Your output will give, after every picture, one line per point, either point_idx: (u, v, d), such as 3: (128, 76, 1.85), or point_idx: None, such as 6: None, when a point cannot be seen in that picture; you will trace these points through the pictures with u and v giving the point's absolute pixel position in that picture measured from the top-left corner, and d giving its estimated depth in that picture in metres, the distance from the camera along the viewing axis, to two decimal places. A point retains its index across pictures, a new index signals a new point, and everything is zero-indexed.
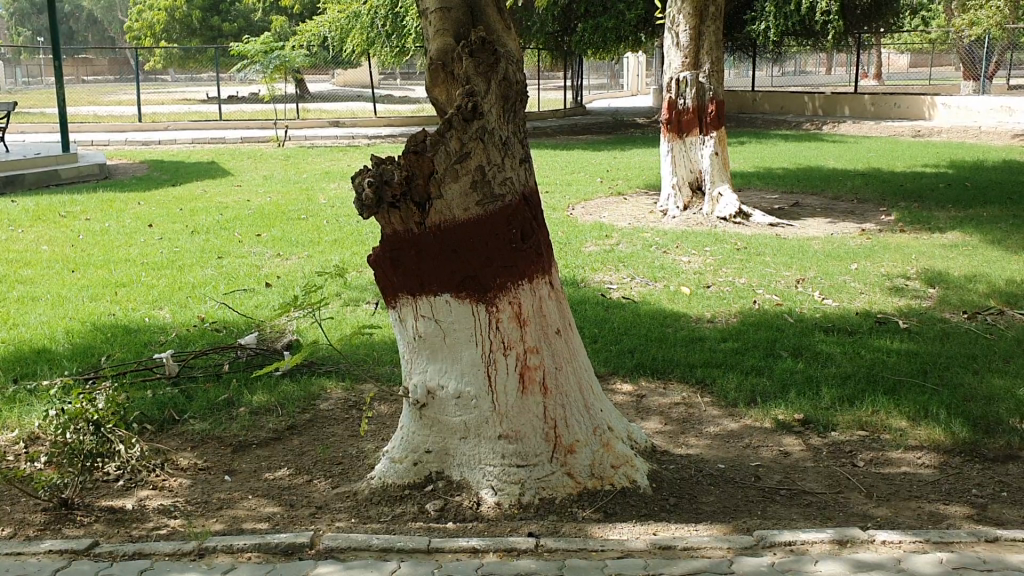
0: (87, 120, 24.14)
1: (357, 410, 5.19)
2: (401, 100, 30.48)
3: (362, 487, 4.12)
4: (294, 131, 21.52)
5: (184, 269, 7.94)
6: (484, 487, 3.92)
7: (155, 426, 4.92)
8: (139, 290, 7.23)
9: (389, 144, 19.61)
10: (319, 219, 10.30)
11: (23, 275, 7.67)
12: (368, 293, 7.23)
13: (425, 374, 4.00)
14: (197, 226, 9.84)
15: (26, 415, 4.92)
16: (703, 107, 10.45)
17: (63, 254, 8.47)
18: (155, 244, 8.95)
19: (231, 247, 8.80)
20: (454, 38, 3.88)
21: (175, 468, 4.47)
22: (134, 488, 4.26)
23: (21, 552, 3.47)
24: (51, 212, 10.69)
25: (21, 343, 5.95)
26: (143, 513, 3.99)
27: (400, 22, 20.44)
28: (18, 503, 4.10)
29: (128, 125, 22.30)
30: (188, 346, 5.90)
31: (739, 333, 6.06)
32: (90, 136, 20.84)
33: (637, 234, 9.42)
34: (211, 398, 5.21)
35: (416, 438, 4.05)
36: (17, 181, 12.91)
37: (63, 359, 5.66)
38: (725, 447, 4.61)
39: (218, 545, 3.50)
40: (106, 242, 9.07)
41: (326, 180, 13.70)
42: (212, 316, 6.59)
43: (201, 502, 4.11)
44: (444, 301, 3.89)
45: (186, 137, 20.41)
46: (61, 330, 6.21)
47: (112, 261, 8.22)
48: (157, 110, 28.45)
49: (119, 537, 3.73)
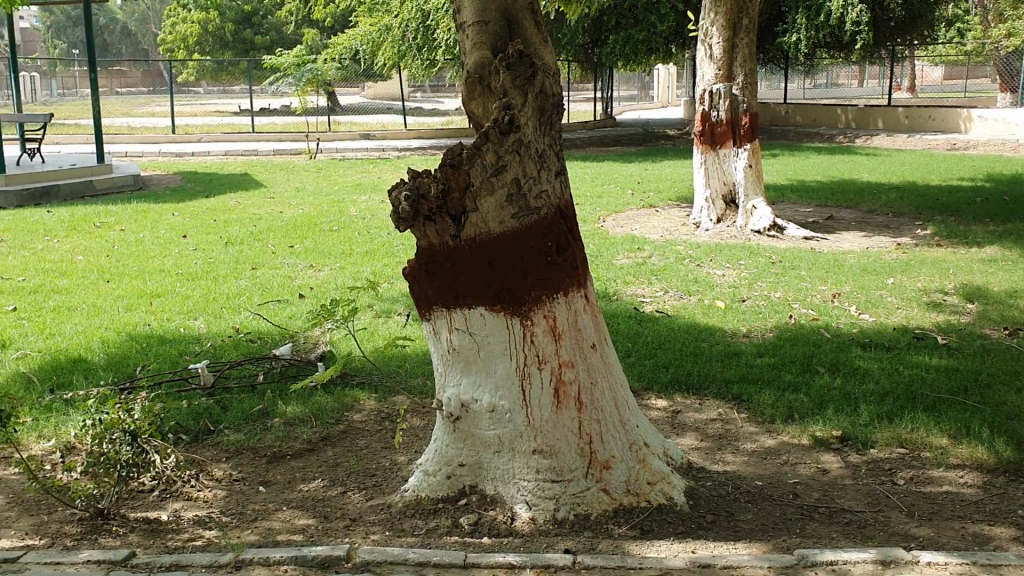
0: (121, 131, 24.46)
1: (390, 422, 5.18)
2: (431, 112, 30.63)
3: (395, 500, 4.11)
4: (326, 143, 21.67)
5: (218, 280, 7.99)
6: (519, 502, 3.89)
7: (190, 437, 4.94)
8: (174, 300, 7.29)
9: (419, 156, 19.68)
10: (350, 230, 10.35)
11: (59, 285, 7.76)
12: (399, 305, 7.24)
13: (459, 387, 3.99)
14: (230, 237, 9.92)
15: (64, 424, 4.96)
16: (737, 119, 10.36)
17: (98, 264, 8.57)
18: (189, 255, 9.03)
19: (264, 259, 8.85)
20: (491, 51, 3.87)
21: (210, 479, 4.48)
22: (168, 498, 4.27)
23: (59, 563, 3.48)
24: (87, 223, 10.82)
25: (58, 353, 6.01)
26: (178, 524, 4.00)
27: (431, 35, 20.50)
28: (54, 512, 4.14)
29: (162, 137, 22.56)
30: (223, 357, 5.94)
31: (775, 348, 5.99)
32: (125, 147, 21.10)
33: (670, 246, 9.36)
34: (245, 408, 5.23)
35: (449, 451, 4.04)
36: (52, 192, 13.08)
37: (99, 369, 5.71)
38: (763, 464, 4.55)
39: (256, 557, 3.50)
40: (141, 252, 9.15)
41: (357, 191, 13.76)
42: (246, 326, 6.63)
43: (236, 513, 4.11)
44: (478, 314, 3.87)
45: (219, 149, 20.63)
46: (98, 339, 6.26)
47: (146, 272, 8.29)
48: (190, 122, 28.78)
49: (155, 548, 3.73)
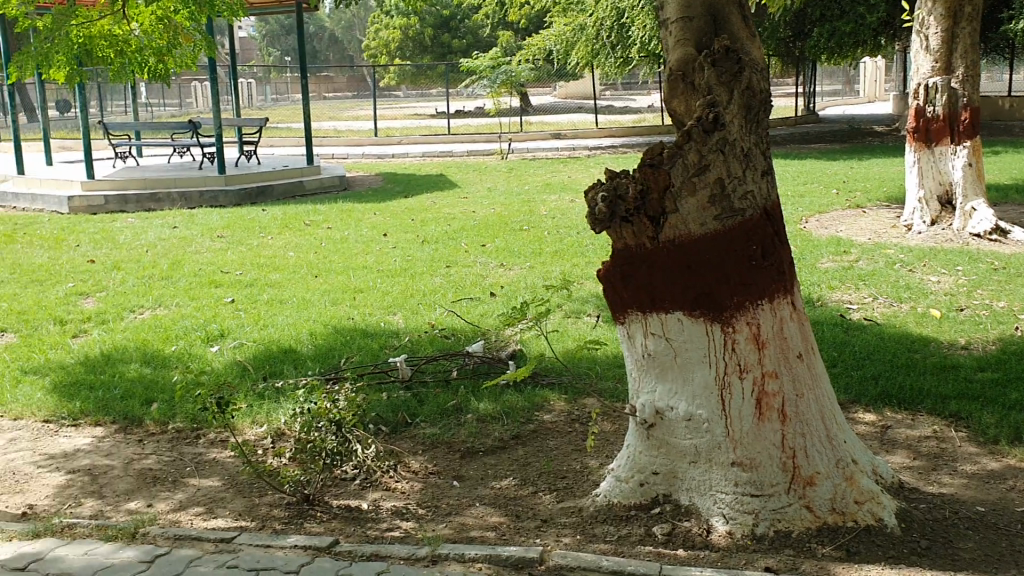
0: (328, 134, 25.82)
1: (582, 424, 5.14)
2: (624, 111, 30.52)
3: (587, 504, 4.06)
4: (518, 143, 22.01)
5: (415, 277, 8.24)
6: (715, 515, 3.75)
7: (388, 429, 5.10)
8: (374, 296, 7.58)
9: (611, 155, 19.62)
10: (542, 230, 10.43)
11: (271, 279, 8.25)
12: (591, 305, 7.20)
13: (654, 394, 3.90)
14: (427, 236, 10.23)
15: (274, 411, 5.25)
16: (956, 115, 9.69)
17: (306, 260, 9.04)
18: (389, 253, 9.38)
19: (458, 257, 9.05)
20: (695, 48, 3.75)
21: (407, 471, 4.60)
22: (368, 488, 4.42)
23: (270, 545, 3.67)
24: (297, 221, 11.46)
25: (270, 343, 6.38)
26: (378, 513, 4.13)
27: (626, 33, 20.37)
28: (265, 495, 4.38)
29: (365, 139, 23.64)
30: (419, 351, 6.10)
31: (999, 362, 5.52)
32: (331, 149, 22.25)
33: (878, 250, 8.84)
34: (440, 403, 5.35)
35: (643, 458, 3.95)
36: (267, 192, 13.95)
37: (306, 359, 6.00)
38: (984, 488, 4.19)
39: (452, 552, 3.55)
40: (345, 249, 9.59)
41: (549, 191, 13.86)
42: (441, 323, 6.79)
43: (432, 506, 4.20)
44: (676, 319, 3.76)
45: (417, 150, 21.37)
46: (305, 331, 6.60)
47: (349, 268, 8.66)
48: (391, 125, 30.02)
49: (357, 537, 3.87)
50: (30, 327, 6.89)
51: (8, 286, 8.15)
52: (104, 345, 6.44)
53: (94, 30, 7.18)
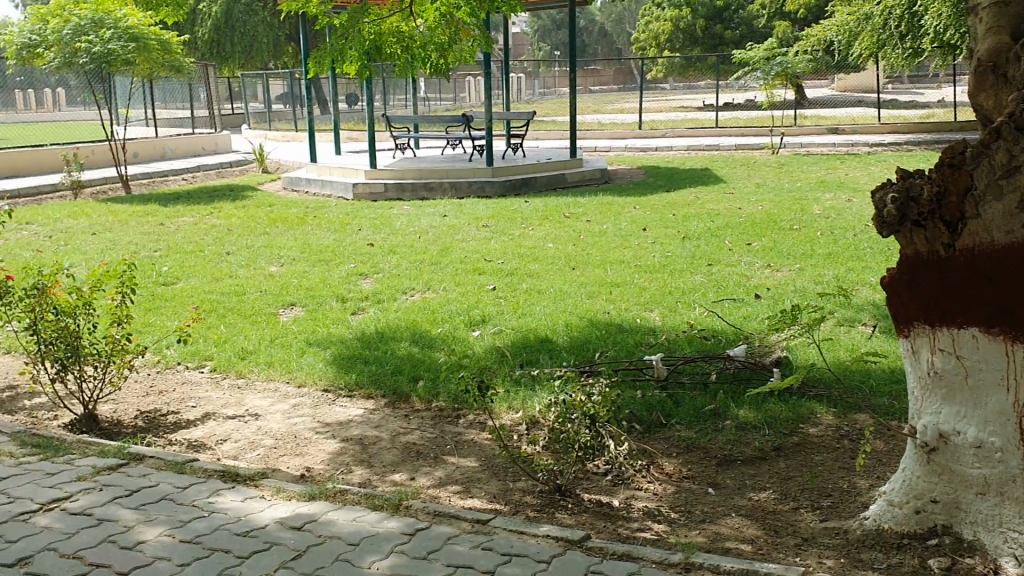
0: (593, 127, 26.09)
1: (850, 441, 4.81)
2: (909, 105, 28.44)
3: (854, 527, 3.79)
4: (789, 139, 21.12)
5: (676, 274, 8.10)
6: (1004, 555, 3.37)
7: (643, 427, 5.04)
8: (633, 291, 7.53)
9: (892, 152, 18.34)
10: (812, 230, 9.91)
11: (532, 269, 8.43)
12: (864, 314, 6.74)
13: (938, 416, 3.56)
14: (689, 232, 10.04)
15: (530, 399, 5.34)
16: None
17: (567, 252, 9.16)
18: (649, 248, 9.30)
19: (721, 256, 8.80)
20: (1011, 36, 3.37)
21: (660, 472, 4.52)
22: (621, 485, 4.38)
23: (524, 532, 3.73)
24: (559, 212, 11.65)
25: (529, 331, 6.51)
26: (629, 512, 4.09)
27: (918, 22, 18.92)
28: (520, 480, 4.46)
29: (629, 132, 23.65)
30: (677, 351, 5.98)
31: None
32: (595, 142, 22.46)
33: None
34: (698, 405, 5.21)
35: (921, 484, 3.62)
36: (532, 183, 14.29)
37: (563, 350, 6.06)
38: None
39: (706, 563, 3.44)
40: (605, 243, 9.62)
41: (821, 189, 13.16)
42: (701, 322, 6.62)
43: (685, 511, 4.10)
44: (970, 336, 3.41)
45: (681, 144, 21.07)
46: (563, 322, 6.67)
47: (609, 262, 8.68)
48: (656, 118, 29.83)
49: (608, 534, 3.84)
50: (316, 303, 7.47)
51: (299, 264, 8.90)
52: (378, 323, 6.85)
53: (382, 27, 7.63)
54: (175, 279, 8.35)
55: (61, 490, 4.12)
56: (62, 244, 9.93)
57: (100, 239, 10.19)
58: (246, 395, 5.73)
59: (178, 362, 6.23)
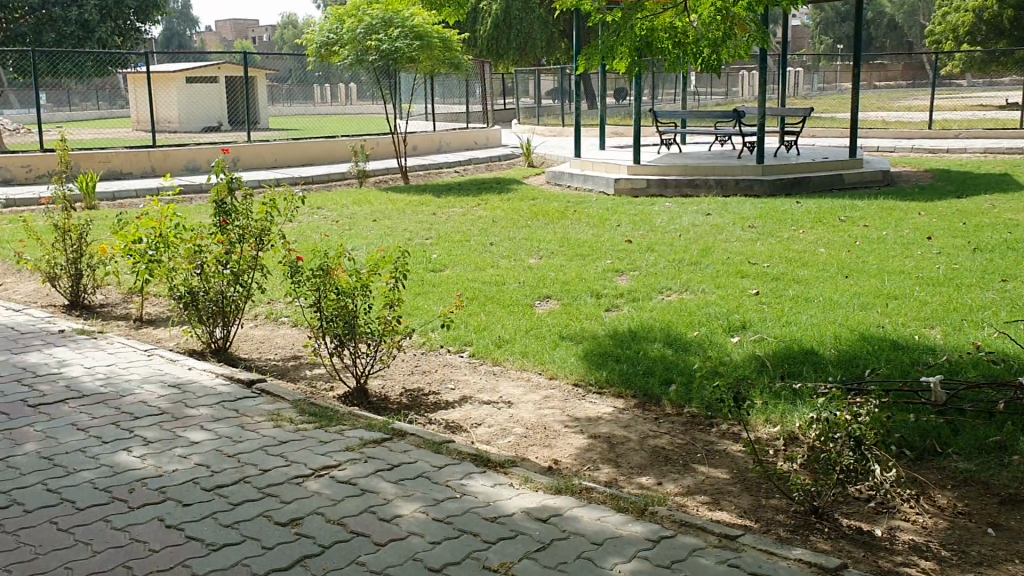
0: (877, 126, 24.51)
1: None
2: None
3: None
4: None
5: (963, 289, 7.40)
6: None
7: (914, 454, 4.65)
8: (911, 305, 6.97)
9: None
10: None
11: (799, 275, 8.03)
12: None
13: None
14: (981, 243, 9.15)
15: (790, 413, 5.08)
16: None
17: (839, 259, 8.65)
18: (933, 258, 8.58)
19: (1018, 271, 7.95)
20: None
21: (931, 505, 4.14)
22: (885, 514, 4.06)
23: (774, 552, 3.55)
24: (832, 216, 11.03)
25: (792, 341, 6.20)
26: (893, 544, 3.79)
27: None
28: (773, 497, 4.26)
29: (918, 132, 21.98)
30: (959, 374, 5.47)
31: None
32: (878, 142, 21.08)
33: None
34: (980, 436, 4.72)
35: None
36: (803, 183, 13.63)
37: (828, 364, 5.72)
38: None
39: None
40: (883, 250, 8.99)
41: None
42: (989, 344, 6.00)
43: (959, 551, 3.73)
44: None
45: (977, 145, 19.29)
46: (831, 334, 6.29)
47: (886, 272, 8.10)
48: (949, 117, 27.55)
49: (867, 564, 3.57)
50: (573, 297, 7.55)
51: (559, 257, 9.04)
52: (634, 322, 6.80)
53: (654, 22, 7.55)
54: (442, 266, 8.77)
55: (331, 458, 4.43)
56: (346, 229, 10.73)
57: (378, 226, 10.90)
58: (502, 382, 5.89)
59: (440, 346, 6.52)
